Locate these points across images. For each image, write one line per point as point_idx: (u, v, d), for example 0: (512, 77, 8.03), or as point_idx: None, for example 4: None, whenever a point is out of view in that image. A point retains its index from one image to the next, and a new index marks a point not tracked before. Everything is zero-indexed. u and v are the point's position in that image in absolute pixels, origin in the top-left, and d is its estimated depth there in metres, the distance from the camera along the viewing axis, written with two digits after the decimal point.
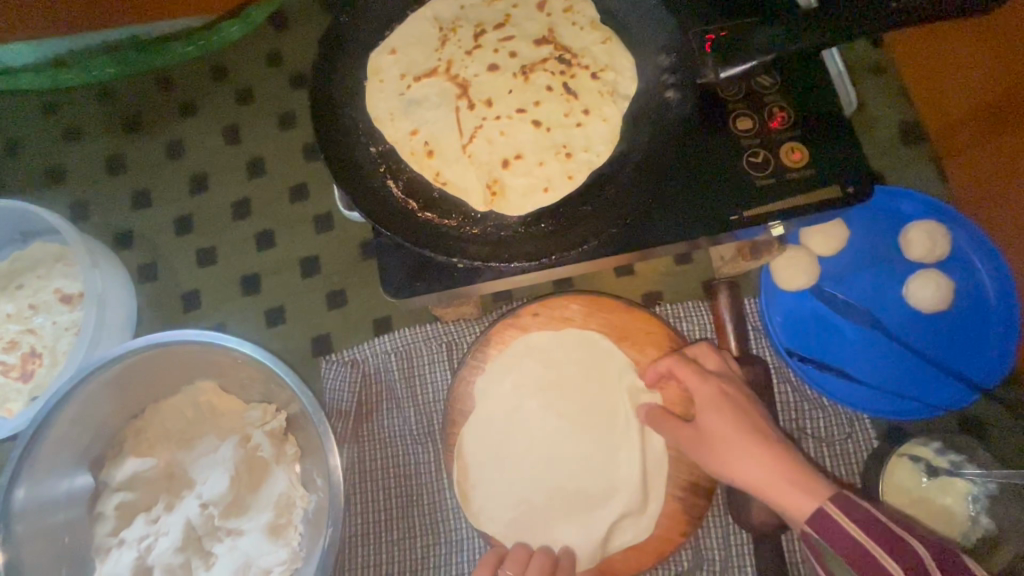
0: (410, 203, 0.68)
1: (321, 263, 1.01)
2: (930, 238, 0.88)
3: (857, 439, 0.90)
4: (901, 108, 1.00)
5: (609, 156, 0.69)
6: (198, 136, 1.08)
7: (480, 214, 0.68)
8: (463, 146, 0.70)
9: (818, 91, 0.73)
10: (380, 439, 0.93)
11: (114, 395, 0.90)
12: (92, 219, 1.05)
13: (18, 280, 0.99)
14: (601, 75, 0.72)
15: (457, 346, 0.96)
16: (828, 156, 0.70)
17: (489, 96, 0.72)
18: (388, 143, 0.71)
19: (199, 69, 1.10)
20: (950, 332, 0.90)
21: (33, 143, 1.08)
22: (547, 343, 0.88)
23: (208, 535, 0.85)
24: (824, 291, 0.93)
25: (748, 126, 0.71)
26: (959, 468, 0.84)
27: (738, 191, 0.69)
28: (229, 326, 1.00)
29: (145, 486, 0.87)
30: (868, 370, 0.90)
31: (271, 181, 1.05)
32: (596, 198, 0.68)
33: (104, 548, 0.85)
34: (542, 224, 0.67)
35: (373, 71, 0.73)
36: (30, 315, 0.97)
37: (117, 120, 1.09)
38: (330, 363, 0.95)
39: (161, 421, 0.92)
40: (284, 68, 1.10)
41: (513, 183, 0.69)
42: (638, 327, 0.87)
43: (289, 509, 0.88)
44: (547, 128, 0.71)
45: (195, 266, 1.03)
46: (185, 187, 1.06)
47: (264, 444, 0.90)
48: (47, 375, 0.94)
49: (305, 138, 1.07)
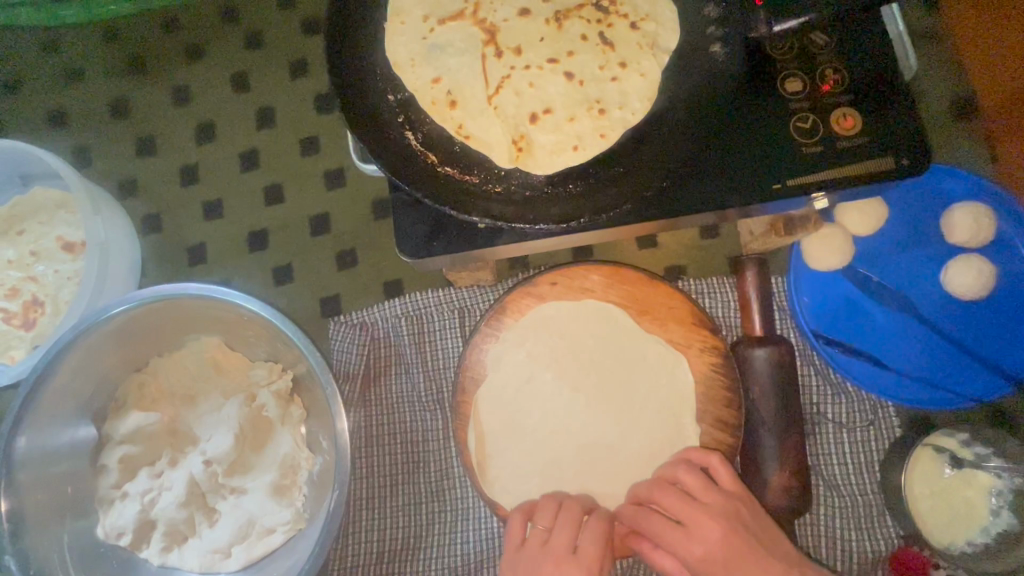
0: (429, 156, 0.64)
1: (331, 221, 0.98)
2: (976, 222, 0.83)
3: (880, 427, 0.87)
4: (954, 79, 0.93)
5: (646, 114, 0.64)
6: (206, 82, 1.03)
7: (505, 171, 0.63)
8: (489, 97, 0.65)
9: (877, 53, 0.67)
10: (388, 403, 0.91)
11: (117, 347, 0.87)
12: (95, 165, 1.01)
13: (18, 226, 0.96)
14: (641, 25, 0.66)
15: (470, 312, 0.92)
16: (881, 125, 0.65)
17: (519, 44, 0.66)
18: (408, 91, 0.66)
19: (207, 11, 1.04)
20: (987, 321, 0.86)
21: (33, 82, 1.03)
22: (564, 315, 0.84)
23: (212, 492, 0.84)
24: (856, 273, 0.89)
25: (798, 88, 0.65)
26: (983, 461, 0.82)
27: (783, 159, 0.64)
28: (235, 283, 0.97)
29: (148, 441, 0.86)
30: (898, 357, 0.86)
31: (280, 133, 1.01)
32: (629, 159, 0.63)
33: (108, 499, 0.84)
34: (571, 185, 0.63)
35: (394, 11, 0.68)
36: (32, 263, 0.94)
37: (121, 63, 1.03)
38: (339, 324, 0.92)
39: (164, 377, 0.89)
40: (297, 13, 1.03)
41: (541, 139, 0.64)
42: (661, 302, 0.83)
43: (293, 470, 0.87)
44: (580, 81, 0.65)
45: (201, 219, 0.99)
46: (191, 136, 1.01)
47: (270, 404, 0.88)
48: (50, 325, 0.92)
49: (318, 89, 1.01)
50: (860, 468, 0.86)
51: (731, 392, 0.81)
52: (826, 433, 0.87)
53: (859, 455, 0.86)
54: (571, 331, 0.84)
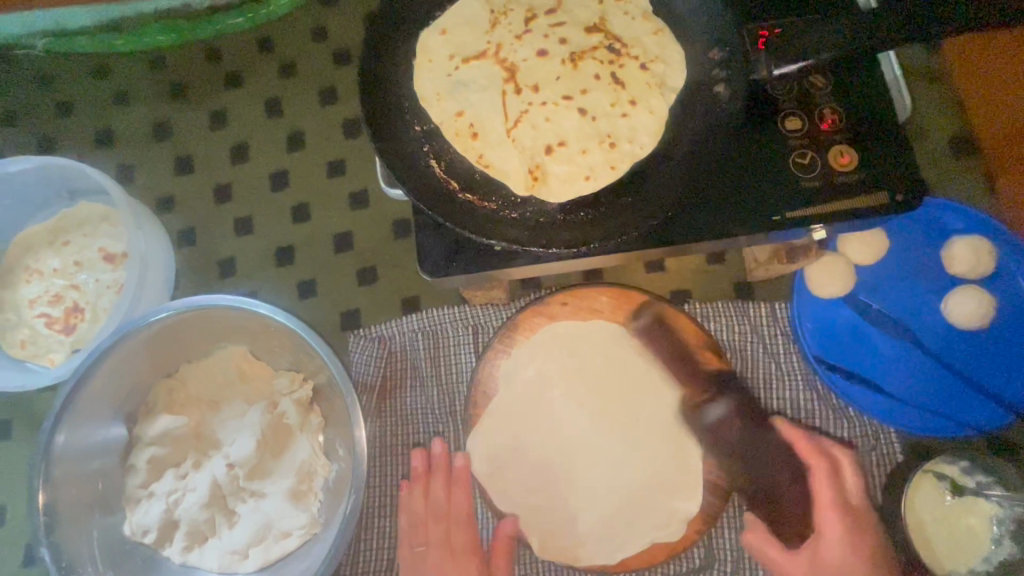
0: (451, 183, 0.69)
1: (354, 239, 1.03)
2: (975, 254, 0.86)
3: (882, 452, 0.88)
4: (953, 117, 0.97)
5: (654, 148, 0.69)
6: (242, 107, 1.10)
7: (521, 199, 0.68)
8: (508, 130, 0.70)
9: (872, 95, 0.71)
10: (403, 414, 0.95)
11: (152, 352, 0.93)
12: (136, 182, 1.08)
13: (64, 237, 1.03)
14: (651, 66, 0.71)
15: (483, 329, 0.96)
16: (876, 163, 0.69)
17: (537, 81, 0.72)
18: (433, 123, 0.71)
19: (246, 42, 1.12)
20: (987, 351, 0.88)
21: (84, 104, 1.11)
22: (574, 334, 0.88)
23: (233, 495, 0.88)
24: (858, 301, 0.91)
25: (797, 126, 0.70)
26: (986, 489, 0.82)
27: (782, 192, 0.68)
28: (262, 295, 1.02)
29: (175, 443, 0.90)
30: (899, 384, 0.89)
31: (309, 156, 1.07)
32: (637, 190, 0.68)
33: (135, 498, 0.89)
34: (581, 213, 0.68)
35: (423, 50, 0.74)
36: (75, 272, 1.00)
37: (165, 88, 1.11)
38: (358, 337, 0.97)
39: (193, 383, 0.94)
40: (328, 44, 1.11)
41: (556, 170, 0.69)
42: (667, 324, 0.86)
43: (310, 476, 0.90)
44: (592, 117, 0.71)
45: (232, 234, 1.05)
46: (226, 157, 1.08)
47: (291, 412, 0.92)
48: (90, 330, 0.98)
49: (345, 115, 1.08)
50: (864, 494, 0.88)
51: (732, 413, 0.84)
52: None
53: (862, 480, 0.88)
54: (579, 350, 0.88)
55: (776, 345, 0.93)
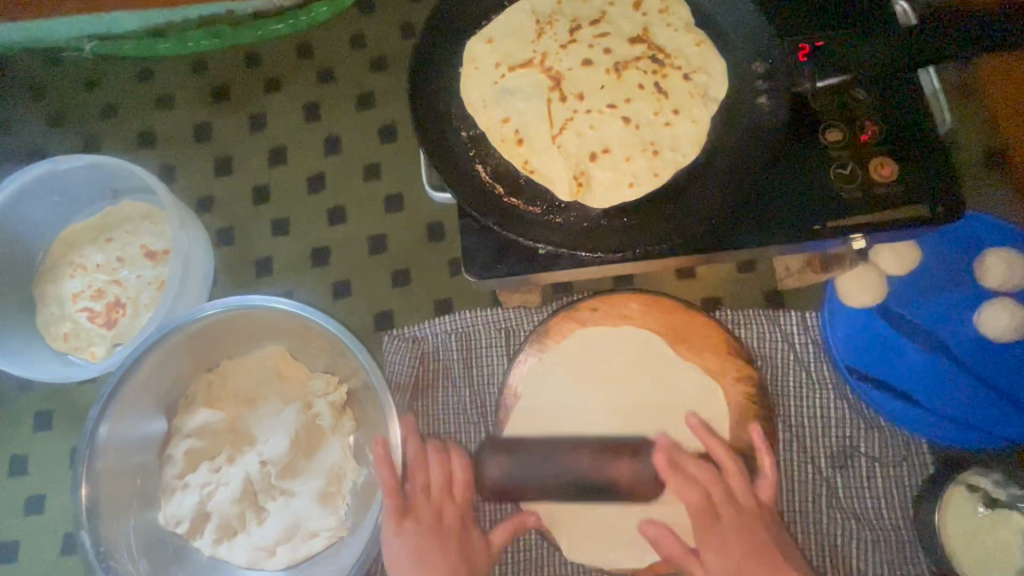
0: (497, 187, 0.71)
1: (388, 241, 1.05)
2: (1009, 268, 0.87)
3: (912, 464, 0.89)
4: (986, 132, 0.97)
5: (696, 157, 0.70)
6: (281, 111, 1.13)
7: (565, 204, 0.70)
8: (553, 137, 0.72)
9: (912, 108, 0.72)
10: (434, 415, 0.96)
11: (193, 348, 0.95)
12: (177, 182, 1.11)
13: (107, 233, 1.06)
14: (693, 77, 0.73)
15: (515, 332, 0.98)
16: (916, 176, 0.70)
17: (581, 90, 0.73)
18: (479, 129, 0.73)
19: (286, 47, 1.15)
20: (1019, 364, 0.88)
21: (128, 106, 1.14)
22: (605, 340, 0.89)
23: (264, 491, 0.89)
24: (889, 312, 0.92)
25: (838, 137, 0.71)
26: (1018, 502, 0.82)
27: (823, 202, 0.69)
28: (297, 294, 1.05)
29: (212, 437, 0.92)
30: (931, 394, 0.89)
31: (345, 159, 1.10)
32: (680, 198, 0.69)
33: (169, 489, 0.90)
34: (624, 219, 0.69)
35: (469, 58, 0.76)
36: (117, 268, 1.03)
37: (207, 92, 1.14)
38: (392, 338, 0.99)
39: (230, 379, 0.96)
40: (367, 51, 1.14)
41: (599, 176, 0.70)
42: (698, 331, 0.88)
43: (339, 479, 0.92)
44: (636, 125, 0.72)
45: (269, 234, 1.08)
46: (265, 158, 1.11)
47: (325, 413, 0.94)
48: (131, 325, 1.00)
49: (381, 120, 1.10)
50: (894, 505, 0.88)
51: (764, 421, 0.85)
52: (858, 466, 0.90)
53: (891, 490, 0.89)
54: (613, 356, 0.89)
55: (807, 354, 0.93)
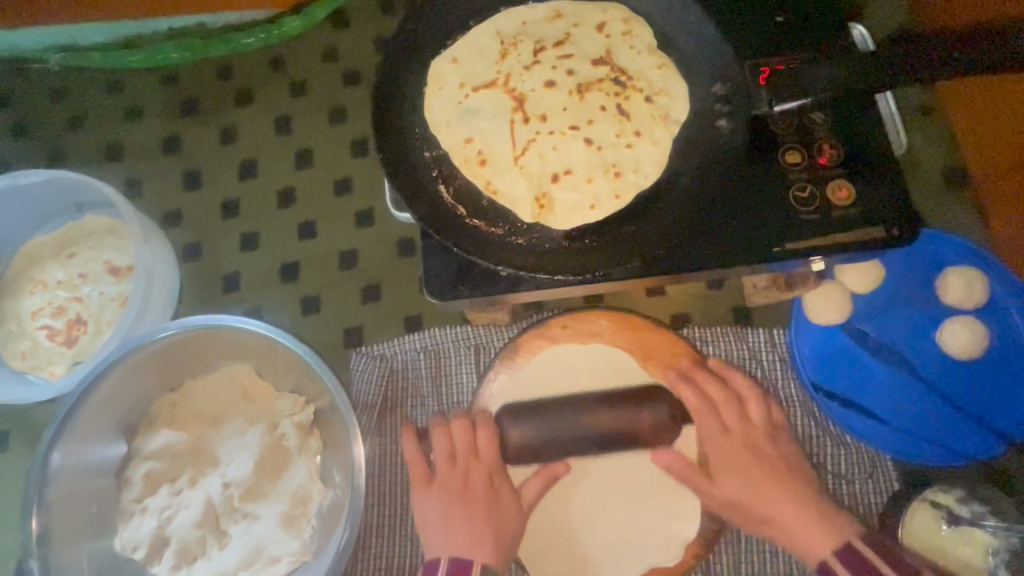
0: (459, 208, 0.71)
1: (359, 257, 1.04)
2: (968, 286, 0.88)
3: (878, 480, 0.90)
4: (948, 151, 0.99)
5: (657, 179, 0.70)
6: (251, 125, 1.12)
7: (527, 225, 0.70)
8: (515, 157, 0.72)
9: (870, 130, 0.73)
10: (402, 434, 0.95)
11: (155, 369, 0.94)
12: (144, 196, 1.09)
13: (69, 249, 1.03)
14: (655, 99, 0.73)
15: (485, 349, 0.97)
16: (873, 198, 0.71)
17: (544, 111, 0.74)
18: (442, 149, 0.73)
19: (257, 60, 1.14)
20: (981, 381, 0.90)
21: (95, 118, 1.12)
22: (574, 358, 0.89)
23: (226, 515, 0.87)
24: (855, 329, 0.93)
25: (796, 160, 0.72)
26: (981, 519, 0.83)
27: (782, 223, 0.70)
28: (265, 311, 1.03)
29: (173, 458, 0.90)
30: (895, 411, 0.90)
31: (317, 173, 1.09)
32: (641, 220, 0.69)
33: (127, 512, 0.88)
34: (586, 240, 0.69)
35: (434, 78, 0.76)
36: (79, 284, 1.01)
37: (176, 104, 1.13)
38: (361, 355, 0.97)
39: (194, 398, 0.94)
40: (339, 65, 1.13)
41: (561, 197, 0.70)
42: (667, 349, 0.88)
43: (304, 502, 0.90)
44: (598, 146, 0.72)
45: (238, 250, 1.06)
46: (234, 172, 1.10)
47: (291, 434, 0.92)
48: (92, 343, 0.98)
49: (353, 135, 1.10)
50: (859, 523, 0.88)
51: None
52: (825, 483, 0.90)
53: (857, 507, 0.89)
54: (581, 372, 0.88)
55: (774, 372, 0.94)
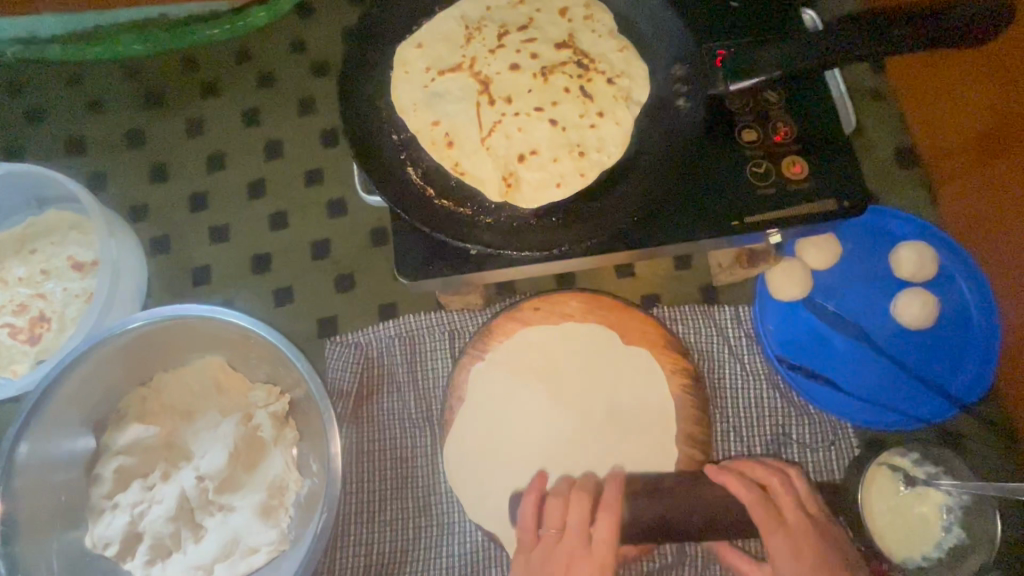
0: (428, 190, 0.71)
1: (331, 247, 1.04)
2: (919, 258, 0.93)
3: (840, 447, 0.93)
4: (898, 133, 1.04)
5: (620, 157, 0.73)
6: (219, 117, 1.10)
7: (495, 205, 0.71)
8: (482, 139, 0.73)
9: (820, 108, 0.77)
10: (379, 421, 0.95)
11: (123, 362, 0.92)
12: (108, 191, 1.07)
13: (30, 245, 1.01)
14: (617, 81, 0.75)
15: (460, 333, 0.98)
16: (826, 171, 0.74)
17: (509, 94, 0.75)
18: (410, 131, 0.74)
19: (224, 52, 1.13)
20: (934, 348, 0.94)
21: (54, 111, 1.10)
22: (547, 337, 0.90)
23: (201, 508, 0.87)
24: (815, 303, 0.97)
25: (753, 138, 0.75)
26: (935, 479, 0.87)
27: (739, 198, 0.73)
28: (237, 304, 1.02)
29: (144, 453, 0.89)
30: (854, 380, 0.94)
31: (288, 165, 1.08)
32: (605, 197, 0.72)
33: (98, 509, 0.86)
34: (553, 218, 0.71)
35: (400, 62, 0.76)
36: (41, 280, 0.98)
37: (140, 97, 1.11)
38: (334, 344, 0.97)
39: (166, 392, 0.93)
40: (307, 56, 1.13)
41: (528, 177, 0.72)
42: (638, 327, 0.90)
43: (281, 491, 0.89)
44: (562, 127, 0.74)
45: (208, 243, 1.05)
46: (202, 164, 1.08)
47: (266, 424, 0.92)
48: (56, 340, 0.96)
49: (323, 125, 1.09)
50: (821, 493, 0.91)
51: (700, 412, 0.88)
52: (790, 453, 0.93)
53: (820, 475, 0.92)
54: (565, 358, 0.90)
55: (741, 347, 0.97)
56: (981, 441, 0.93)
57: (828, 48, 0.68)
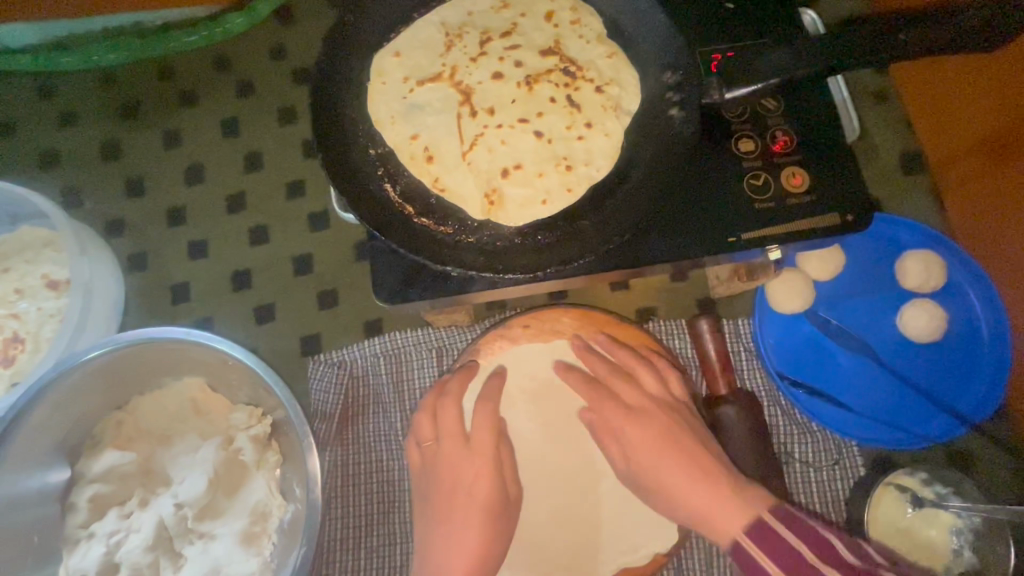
0: (407, 208, 0.68)
1: (314, 262, 1.00)
2: (926, 268, 0.89)
3: (844, 466, 0.89)
4: (903, 136, 1.00)
5: (609, 171, 0.69)
6: (198, 127, 1.07)
7: (478, 223, 0.67)
8: (463, 153, 0.69)
9: (821, 115, 0.73)
10: (365, 443, 0.92)
11: (98, 387, 0.89)
12: (84, 205, 1.04)
13: (4, 263, 0.97)
14: (606, 89, 0.71)
15: (447, 351, 0.94)
16: (827, 184, 0.70)
17: (492, 104, 0.71)
18: (388, 146, 0.70)
19: (202, 59, 1.09)
20: (941, 363, 0.90)
21: (29, 124, 1.06)
22: (536, 355, 0.86)
23: (180, 536, 0.84)
24: (817, 316, 0.93)
25: (750, 148, 0.71)
26: (944, 500, 0.83)
27: (736, 213, 0.69)
28: (217, 322, 0.99)
29: (121, 480, 0.86)
30: (857, 396, 0.90)
31: (268, 176, 1.04)
32: (594, 213, 0.68)
33: (73, 539, 0.83)
34: (539, 236, 0.67)
35: (377, 72, 0.73)
36: (14, 300, 0.95)
37: (116, 108, 1.07)
38: (317, 363, 0.94)
39: (143, 415, 0.90)
40: (288, 63, 1.09)
41: (512, 193, 0.68)
42: (632, 344, 0.86)
43: (264, 517, 0.86)
44: (548, 139, 0.70)
45: (187, 258, 1.01)
46: (181, 177, 1.05)
47: (247, 448, 0.88)
48: (30, 362, 0.92)
49: (304, 135, 1.06)
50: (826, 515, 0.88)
51: None
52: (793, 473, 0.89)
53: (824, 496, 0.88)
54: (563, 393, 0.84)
55: (740, 363, 0.93)
56: (991, 460, 0.89)
57: (830, 54, 0.64)
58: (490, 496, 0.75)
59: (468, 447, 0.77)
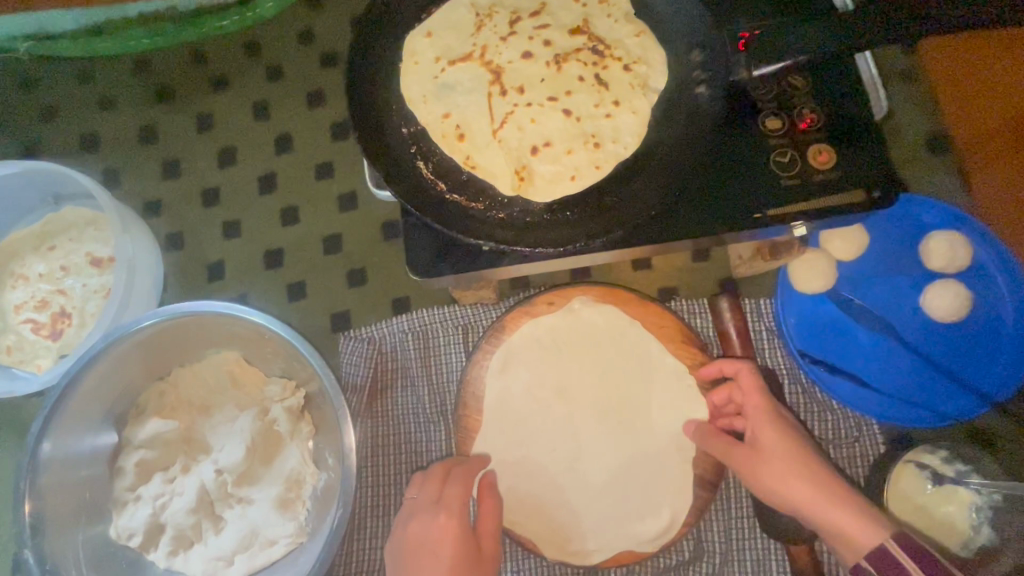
0: (439, 184, 0.70)
1: (343, 241, 1.03)
2: (951, 248, 0.88)
3: (865, 443, 0.89)
4: (929, 117, 0.99)
5: (637, 148, 0.70)
6: (230, 110, 1.10)
7: (508, 199, 0.70)
8: (493, 131, 0.71)
9: (848, 95, 0.73)
10: (393, 415, 0.95)
11: (142, 358, 0.93)
12: (123, 186, 1.08)
13: (49, 241, 1.02)
14: (634, 67, 0.72)
15: (473, 328, 0.97)
16: (853, 160, 0.70)
17: (521, 84, 0.73)
18: (420, 124, 0.72)
19: (233, 44, 1.12)
20: (964, 343, 0.91)
21: (68, 107, 1.10)
22: (558, 326, 0.87)
23: (220, 500, 0.87)
24: (839, 296, 0.93)
25: (777, 125, 0.72)
26: (964, 477, 0.85)
27: (763, 190, 0.70)
28: (251, 298, 1.02)
29: (165, 446, 0.90)
30: (879, 376, 0.91)
31: (298, 158, 1.07)
32: (621, 190, 0.69)
33: (121, 501, 0.88)
34: (567, 212, 0.69)
35: (409, 53, 0.74)
36: (61, 277, 0.99)
37: (152, 91, 1.11)
38: (348, 338, 0.97)
39: (184, 386, 0.94)
40: (315, 47, 1.11)
41: (541, 170, 0.70)
42: (652, 321, 0.87)
43: (298, 484, 0.90)
44: (577, 117, 0.72)
45: (221, 238, 1.05)
46: (214, 159, 1.08)
47: (281, 418, 0.92)
48: (77, 335, 0.97)
49: (331, 118, 1.08)
50: None
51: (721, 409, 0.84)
52: None
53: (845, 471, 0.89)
54: (586, 368, 0.87)
55: (761, 341, 0.94)
56: (1010, 437, 0.90)
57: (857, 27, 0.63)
58: (457, 538, 0.71)
59: (437, 507, 0.74)
